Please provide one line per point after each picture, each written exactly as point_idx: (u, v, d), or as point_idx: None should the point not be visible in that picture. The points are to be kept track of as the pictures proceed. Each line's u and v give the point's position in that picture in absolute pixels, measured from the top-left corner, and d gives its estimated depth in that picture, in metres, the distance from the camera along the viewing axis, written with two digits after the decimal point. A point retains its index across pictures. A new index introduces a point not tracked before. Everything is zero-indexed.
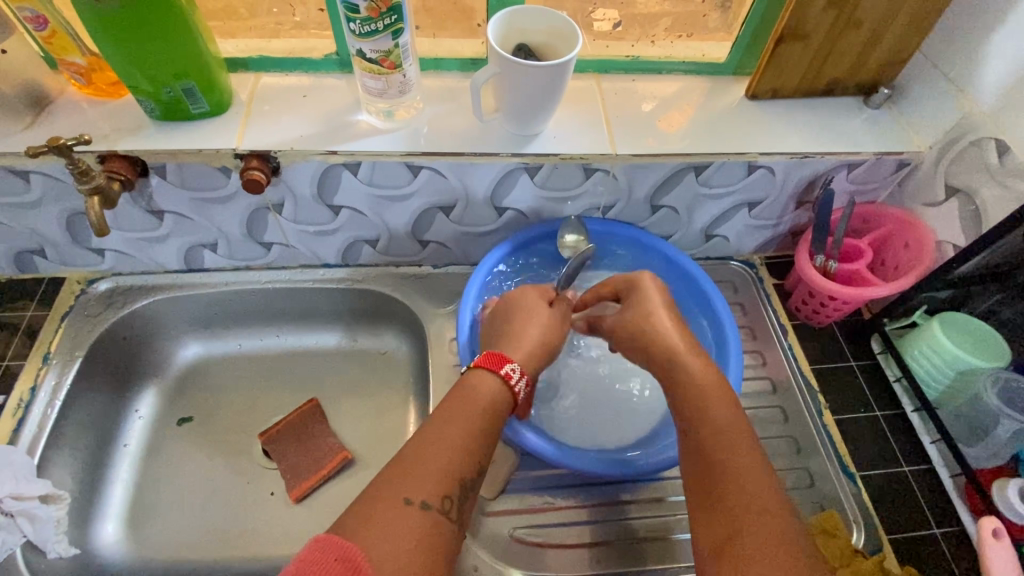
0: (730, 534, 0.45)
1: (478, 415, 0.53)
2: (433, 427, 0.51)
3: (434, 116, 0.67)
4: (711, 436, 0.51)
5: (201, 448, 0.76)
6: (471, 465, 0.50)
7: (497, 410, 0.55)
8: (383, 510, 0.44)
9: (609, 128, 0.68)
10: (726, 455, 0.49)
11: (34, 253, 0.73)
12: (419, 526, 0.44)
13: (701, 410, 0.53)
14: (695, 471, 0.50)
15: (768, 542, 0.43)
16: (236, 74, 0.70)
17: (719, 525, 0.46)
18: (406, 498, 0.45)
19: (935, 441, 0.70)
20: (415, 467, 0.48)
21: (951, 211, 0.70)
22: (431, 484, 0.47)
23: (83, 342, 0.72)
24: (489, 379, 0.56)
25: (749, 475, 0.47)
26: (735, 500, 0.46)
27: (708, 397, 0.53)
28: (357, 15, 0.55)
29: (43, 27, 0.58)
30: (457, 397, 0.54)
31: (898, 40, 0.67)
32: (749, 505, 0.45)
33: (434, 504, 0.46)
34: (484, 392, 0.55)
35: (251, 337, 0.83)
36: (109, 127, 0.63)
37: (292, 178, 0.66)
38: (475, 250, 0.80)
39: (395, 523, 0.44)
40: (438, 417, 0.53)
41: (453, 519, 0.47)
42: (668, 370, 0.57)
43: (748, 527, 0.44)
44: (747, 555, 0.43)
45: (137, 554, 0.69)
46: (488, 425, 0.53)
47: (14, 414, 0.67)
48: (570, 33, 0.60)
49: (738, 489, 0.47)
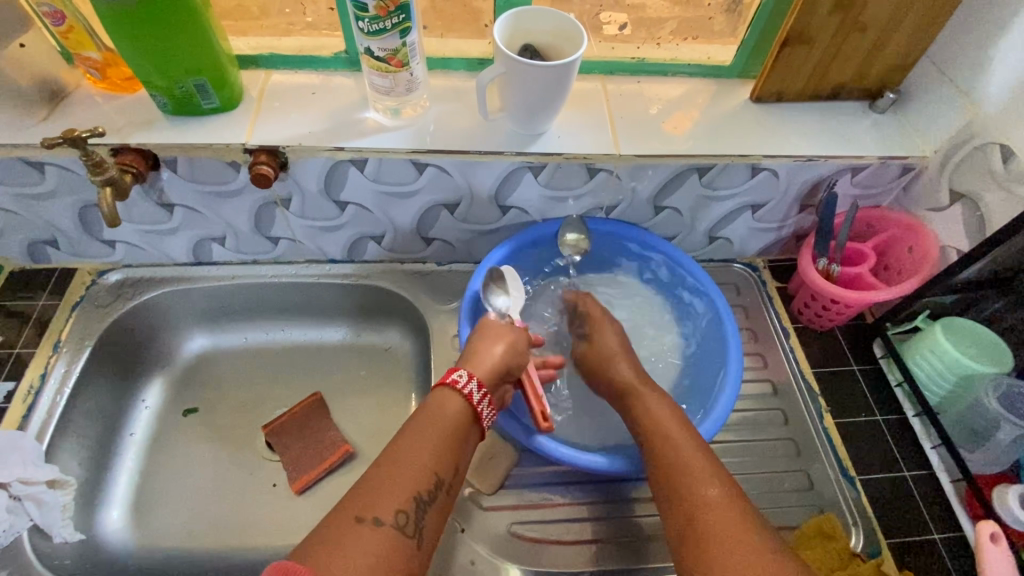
0: (689, 517, 0.51)
1: (434, 431, 0.54)
2: (389, 449, 0.53)
3: (440, 114, 0.68)
4: (661, 439, 0.58)
5: (205, 439, 0.77)
6: (427, 479, 0.51)
7: (455, 425, 0.56)
8: (335, 530, 0.45)
9: (613, 129, 0.69)
10: (677, 451, 0.56)
11: (48, 243, 0.75)
12: (374, 544, 0.45)
13: (651, 419, 0.60)
14: (655, 473, 0.56)
15: (721, 515, 0.50)
16: (247, 71, 0.72)
17: (679, 512, 0.52)
18: (359, 516, 0.46)
19: (936, 446, 0.70)
20: (369, 488, 0.49)
21: (956, 216, 0.70)
22: (385, 501, 0.48)
23: (92, 331, 0.74)
24: (440, 395, 0.58)
25: (698, 462, 0.54)
26: (689, 486, 0.53)
27: (655, 408, 0.61)
28: (365, 14, 0.56)
29: (60, 22, 0.60)
30: (414, 420, 0.56)
31: (903, 45, 0.67)
32: (703, 486, 0.52)
33: (388, 520, 0.47)
34: (440, 411, 0.56)
35: (258, 331, 0.84)
36: (122, 121, 0.64)
37: (299, 174, 0.67)
38: (479, 248, 0.80)
39: (347, 540, 0.44)
40: (395, 440, 0.54)
41: (409, 535, 0.47)
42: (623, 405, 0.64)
43: (704, 506, 0.51)
44: (706, 531, 0.49)
45: (140, 541, 0.70)
46: (446, 440, 0.54)
47: (24, 401, 0.69)
48: (576, 34, 0.61)
49: (689, 476, 0.54)
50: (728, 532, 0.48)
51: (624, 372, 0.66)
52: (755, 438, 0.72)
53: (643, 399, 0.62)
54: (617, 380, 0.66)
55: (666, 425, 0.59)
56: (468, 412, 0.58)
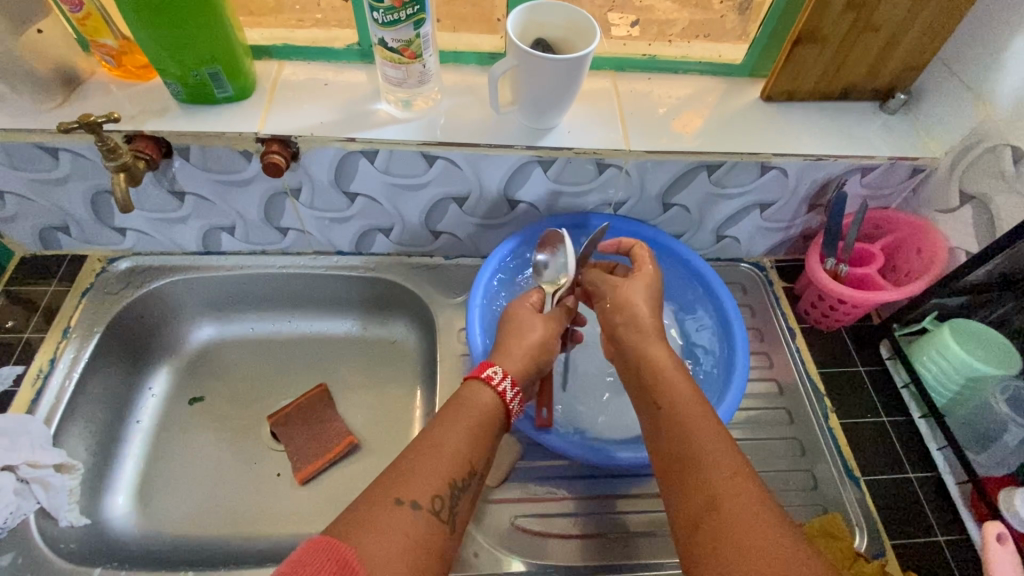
0: (708, 501, 0.46)
1: (469, 420, 0.54)
2: (425, 434, 0.53)
3: (451, 107, 0.69)
4: (677, 415, 0.52)
5: (211, 428, 0.78)
6: (462, 467, 0.51)
7: (489, 416, 0.56)
8: (374, 511, 0.45)
9: (623, 125, 0.69)
10: (696, 430, 0.51)
11: (59, 229, 0.76)
12: (411, 527, 0.45)
13: (666, 394, 0.55)
14: (667, 454, 0.51)
15: (744, 503, 0.45)
16: (260, 61, 0.72)
17: (696, 497, 0.47)
18: (398, 498, 0.46)
19: (942, 448, 0.70)
20: (409, 470, 0.49)
21: (964, 217, 0.70)
22: (422, 486, 0.48)
23: (102, 318, 0.74)
24: (472, 386, 0.58)
25: (686, 411, 0.52)
26: (710, 469, 0.47)
27: (671, 381, 0.55)
28: (380, 4, 0.56)
29: (78, 9, 0.60)
30: (449, 407, 0.55)
31: (916, 45, 0.67)
32: (687, 415, 0.52)
33: (424, 504, 0.47)
34: (473, 401, 0.56)
35: (264, 321, 0.85)
36: (136, 109, 0.65)
37: (310, 164, 0.67)
38: (486, 243, 0.81)
39: (387, 521, 0.45)
40: (430, 425, 0.54)
41: (443, 520, 0.47)
42: (633, 379, 0.59)
43: (726, 492, 0.46)
44: (726, 519, 0.44)
45: (144, 527, 0.71)
46: (481, 429, 0.54)
47: (33, 384, 0.69)
48: (587, 28, 0.61)
49: (709, 457, 0.48)
50: (753, 523, 0.43)
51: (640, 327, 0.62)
52: (759, 437, 0.72)
53: (658, 371, 0.57)
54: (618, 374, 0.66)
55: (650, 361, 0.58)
56: (501, 408, 0.57)
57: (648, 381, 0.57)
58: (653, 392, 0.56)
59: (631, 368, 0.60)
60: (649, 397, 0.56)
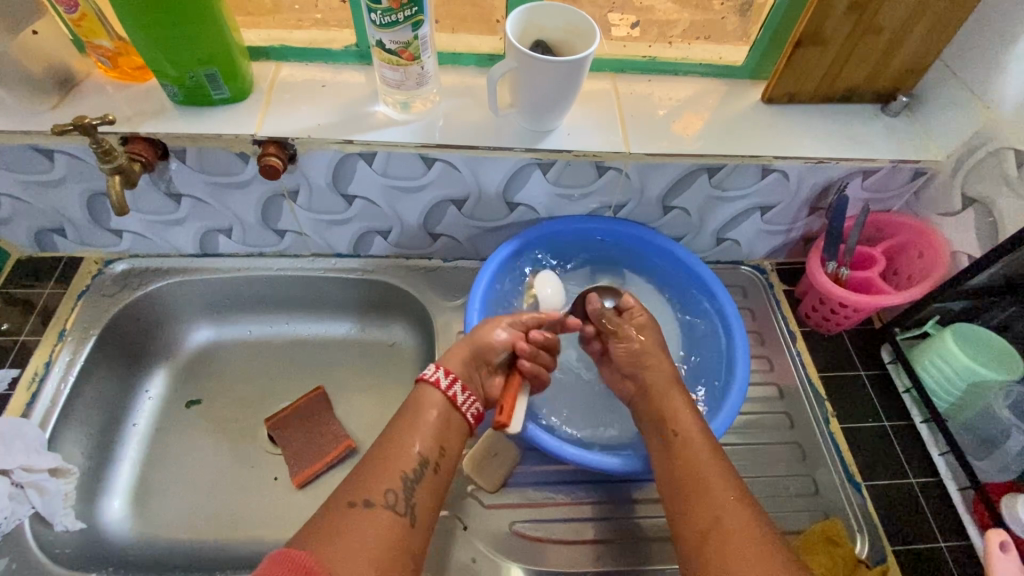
0: (713, 523, 0.51)
1: (421, 419, 0.57)
2: (377, 440, 0.55)
3: (449, 109, 0.68)
4: (685, 443, 0.58)
5: (209, 431, 0.77)
6: (413, 460, 0.53)
7: (438, 410, 0.58)
8: (329, 517, 0.47)
9: (623, 127, 0.69)
10: (702, 459, 0.56)
11: (55, 231, 0.75)
12: (368, 524, 0.47)
13: (676, 424, 0.60)
14: (675, 478, 0.56)
15: (746, 528, 0.50)
16: (257, 63, 0.71)
17: (700, 520, 0.52)
18: (350, 501, 0.49)
19: (944, 453, 0.69)
20: (360, 475, 0.51)
21: (967, 221, 0.69)
22: (374, 485, 0.50)
23: (98, 320, 0.74)
24: (417, 387, 0.60)
25: (693, 436, 0.58)
26: (714, 496, 0.53)
27: (681, 412, 0.60)
28: (378, 6, 0.56)
29: (73, 10, 0.60)
30: (400, 412, 0.58)
31: (918, 47, 0.66)
32: (695, 440, 0.58)
33: (378, 501, 0.49)
34: (420, 401, 0.59)
35: (261, 323, 0.84)
36: (132, 110, 0.64)
37: (308, 166, 0.67)
38: (486, 246, 0.80)
39: (342, 524, 0.47)
40: (383, 432, 0.56)
41: (400, 513, 0.50)
42: (644, 408, 0.64)
43: (728, 518, 0.51)
44: (726, 541, 0.50)
45: (140, 531, 0.70)
46: (431, 425, 0.56)
47: (28, 388, 0.68)
48: (587, 29, 0.61)
49: (714, 481, 0.54)
50: (750, 547, 0.49)
51: (643, 350, 0.67)
52: (760, 441, 0.71)
53: (669, 402, 0.62)
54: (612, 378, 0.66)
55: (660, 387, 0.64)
56: (445, 399, 0.59)
57: (661, 411, 0.62)
58: (664, 420, 0.61)
59: (642, 396, 0.65)
60: (660, 425, 0.61)
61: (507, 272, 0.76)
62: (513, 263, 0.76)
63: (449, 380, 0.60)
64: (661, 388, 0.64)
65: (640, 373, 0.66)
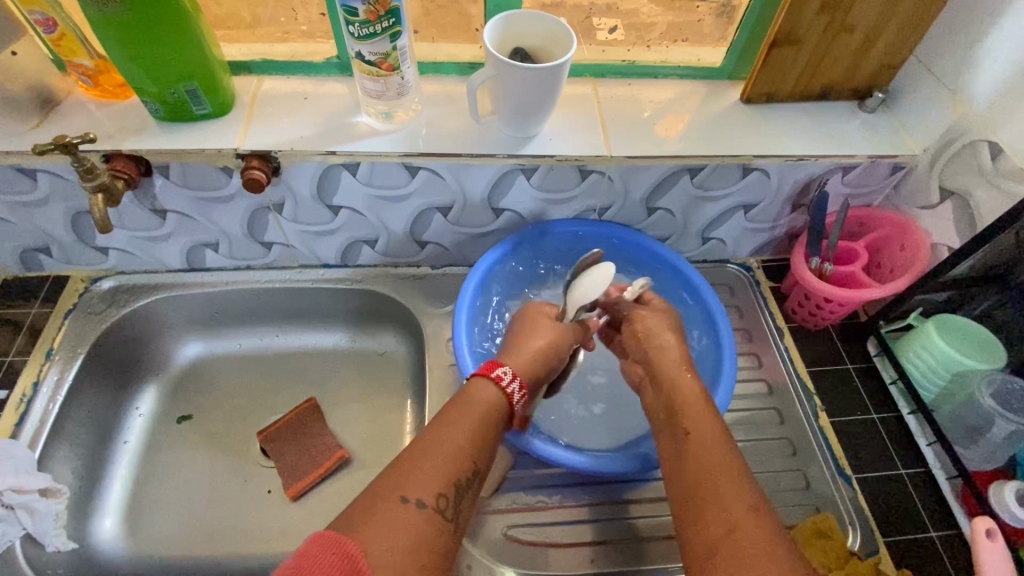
0: (727, 527, 0.45)
1: (474, 418, 0.55)
2: (429, 431, 0.54)
3: (431, 118, 0.68)
4: (697, 441, 0.52)
5: (200, 446, 0.77)
6: (466, 466, 0.52)
7: (491, 415, 0.56)
8: (380, 509, 0.46)
9: (604, 130, 0.69)
10: (718, 457, 0.50)
11: (40, 251, 0.75)
12: (415, 523, 0.46)
13: (688, 418, 0.54)
14: (686, 477, 0.50)
15: (767, 537, 0.43)
16: (239, 77, 0.72)
17: (711, 522, 0.46)
18: (404, 496, 0.47)
19: (931, 443, 0.70)
20: (413, 469, 0.49)
21: (945, 213, 0.70)
22: (426, 484, 0.48)
23: (85, 339, 0.73)
24: (476, 383, 0.59)
25: (712, 437, 0.52)
26: (726, 498, 0.47)
27: (694, 408, 0.55)
28: (355, 18, 0.56)
29: (52, 30, 0.60)
30: (453, 405, 0.56)
31: (890, 45, 0.67)
32: (714, 442, 0.51)
33: (431, 502, 0.48)
34: (479, 399, 0.57)
35: (251, 337, 0.84)
36: (114, 127, 0.64)
37: (292, 178, 0.67)
38: (473, 252, 0.81)
39: (391, 519, 0.45)
40: (432, 422, 0.55)
41: (449, 518, 0.48)
42: (658, 402, 0.59)
43: (741, 523, 0.45)
44: (739, 545, 0.43)
45: (133, 550, 0.70)
46: (484, 427, 0.55)
47: (15, 409, 0.68)
48: (565, 36, 0.61)
49: (730, 483, 0.48)
50: (768, 556, 0.42)
51: (661, 346, 0.63)
52: (752, 438, 0.72)
53: (680, 397, 0.57)
54: (660, 348, 0.63)
55: (677, 385, 0.59)
56: (503, 405, 0.58)
57: (674, 407, 0.56)
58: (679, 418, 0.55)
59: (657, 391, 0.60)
60: (672, 422, 0.56)
61: (496, 278, 0.76)
62: (504, 272, 0.77)
63: (519, 400, 0.59)
64: (670, 379, 0.60)
65: (652, 353, 0.63)
